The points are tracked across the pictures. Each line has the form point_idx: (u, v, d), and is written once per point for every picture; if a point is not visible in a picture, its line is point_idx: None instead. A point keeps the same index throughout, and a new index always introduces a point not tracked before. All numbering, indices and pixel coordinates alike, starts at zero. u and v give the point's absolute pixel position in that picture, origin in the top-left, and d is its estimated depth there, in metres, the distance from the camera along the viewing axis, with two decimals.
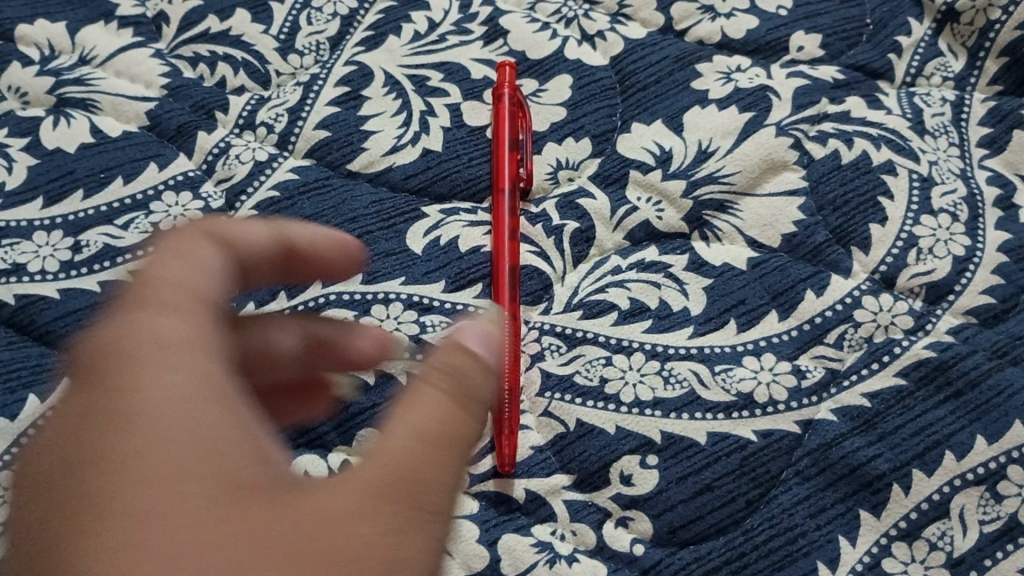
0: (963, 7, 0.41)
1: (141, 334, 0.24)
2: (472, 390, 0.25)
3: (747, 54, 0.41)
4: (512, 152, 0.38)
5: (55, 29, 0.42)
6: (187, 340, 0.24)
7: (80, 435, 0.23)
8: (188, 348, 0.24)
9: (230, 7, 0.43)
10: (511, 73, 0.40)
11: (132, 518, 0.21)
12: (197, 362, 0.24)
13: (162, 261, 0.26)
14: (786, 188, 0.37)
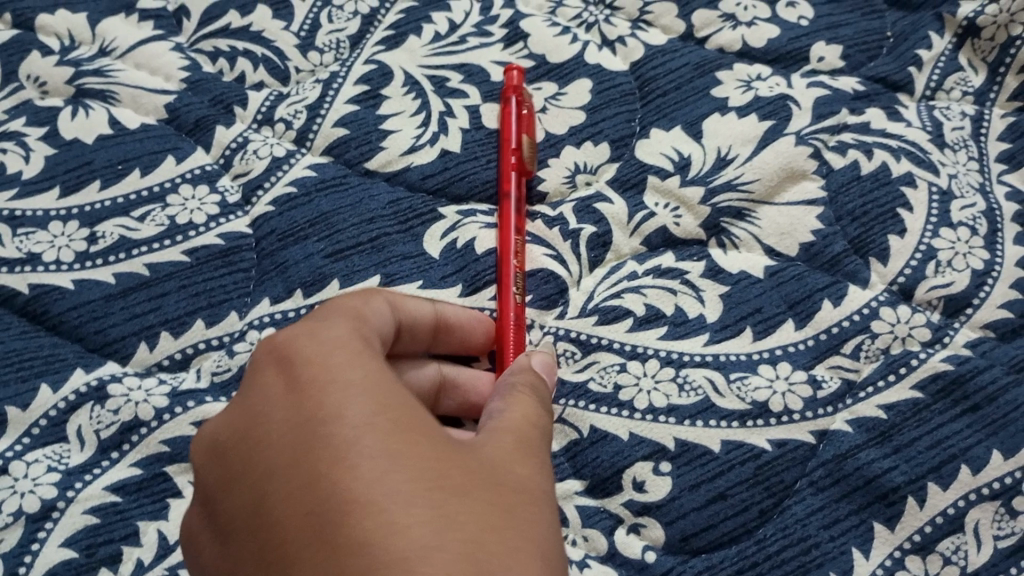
0: (985, 22, 0.41)
1: (312, 342, 0.28)
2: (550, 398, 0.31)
3: (768, 63, 0.41)
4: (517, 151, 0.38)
5: (75, 20, 0.42)
6: (353, 342, 0.28)
7: (298, 421, 0.25)
8: (353, 348, 0.27)
9: (251, 2, 0.43)
10: (518, 76, 0.39)
11: (367, 472, 0.24)
12: (374, 363, 0.27)
13: (334, 303, 0.30)
14: (804, 198, 0.37)
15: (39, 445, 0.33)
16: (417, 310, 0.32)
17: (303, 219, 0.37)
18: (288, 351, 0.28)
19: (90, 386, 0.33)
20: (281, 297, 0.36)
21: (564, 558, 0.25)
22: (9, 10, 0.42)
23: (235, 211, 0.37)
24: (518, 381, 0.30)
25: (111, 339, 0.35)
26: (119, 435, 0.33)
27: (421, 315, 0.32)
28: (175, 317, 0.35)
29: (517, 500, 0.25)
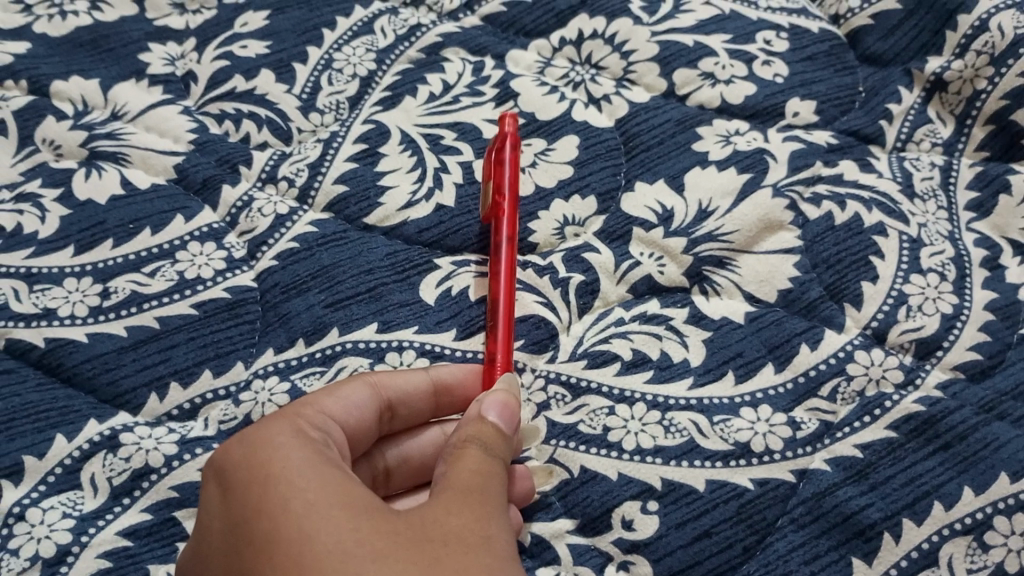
0: (952, 77, 0.43)
1: (246, 446, 0.30)
2: (498, 442, 0.31)
3: (745, 118, 0.43)
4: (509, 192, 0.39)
5: (88, 85, 0.44)
6: (288, 435, 0.30)
7: (239, 526, 0.28)
8: (288, 442, 0.30)
9: (255, 67, 0.45)
10: (509, 119, 0.41)
11: (299, 564, 0.27)
12: (314, 453, 0.30)
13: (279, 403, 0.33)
14: (782, 247, 0.39)
15: (54, 493, 0.34)
16: (408, 384, 0.34)
17: (306, 273, 0.39)
18: (226, 461, 0.30)
19: (103, 436, 0.35)
20: (284, 346, 0.37)
21: None
22: (25, 76, 0.45)
23: (240, 266, 0.39)
24: (462, 435, 0.31)
25: (122, 390, 0.36)
26: (130, 482, 0.34)
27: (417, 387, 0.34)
28: (185, 368, 0.37)
29: (444, 556, 0.27)
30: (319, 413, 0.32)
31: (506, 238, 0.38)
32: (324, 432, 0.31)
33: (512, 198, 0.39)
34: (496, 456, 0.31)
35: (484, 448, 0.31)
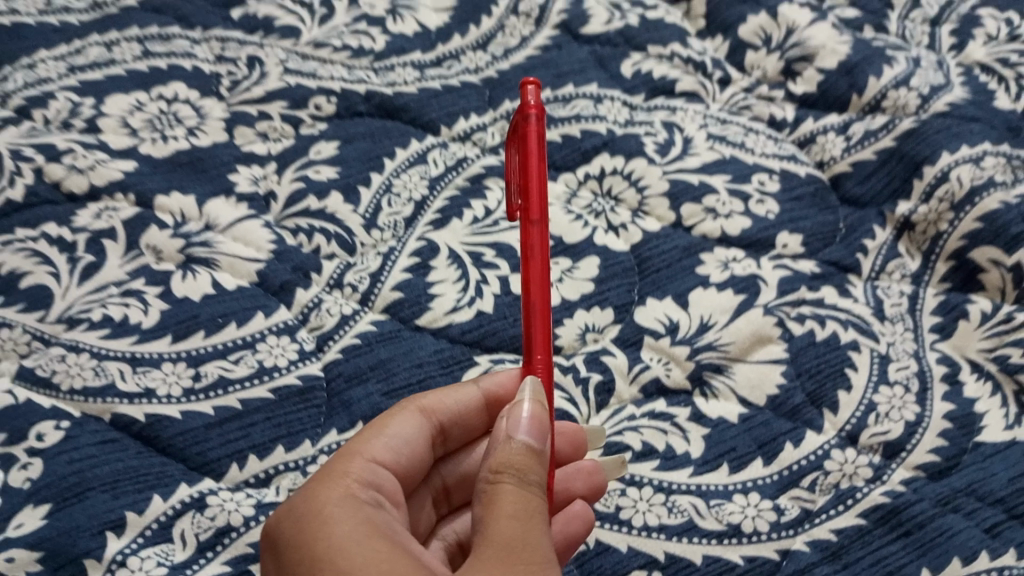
0: (918, 219, 0.50)
1: (296, 517, 0.35)
2: (531, 464, 0.36)
3: (742, 247, 0.50)
4: (538, 179, 0.40)
5: (186, 200, 0.52)
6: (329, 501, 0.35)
7: None
8: (329, 510, 0.35)
9: (326, 189, 0.53)
10: (533, 96, 0.40)
11: None
12: (358, 520, 0.35)
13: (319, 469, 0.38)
14: (770, 358, 0.46)
15: (150, 544, 0.40)
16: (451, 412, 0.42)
17: (365, 366, 0.46)
18: (280, 530, 0.35)
19: (192, 497, 0.42)
20: (346, 428, 0.44)
21: None
22: (132, 190, 0.53)
23: (310, 356, 0.47)
24: (496, 460, 0.36)
25: (208, 459, 0.43)
26: (214, 537, 0.41)
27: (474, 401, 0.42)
28: (262, 443, 0.43)
29: None
30: (367, 466, 0.38)
31: (535, 226, 0.39)
32: (363, 492, 0.37)
33: (545, 187, 0.40)
34: (531, 483, 0.35)
35: (520, 480, 0.35)
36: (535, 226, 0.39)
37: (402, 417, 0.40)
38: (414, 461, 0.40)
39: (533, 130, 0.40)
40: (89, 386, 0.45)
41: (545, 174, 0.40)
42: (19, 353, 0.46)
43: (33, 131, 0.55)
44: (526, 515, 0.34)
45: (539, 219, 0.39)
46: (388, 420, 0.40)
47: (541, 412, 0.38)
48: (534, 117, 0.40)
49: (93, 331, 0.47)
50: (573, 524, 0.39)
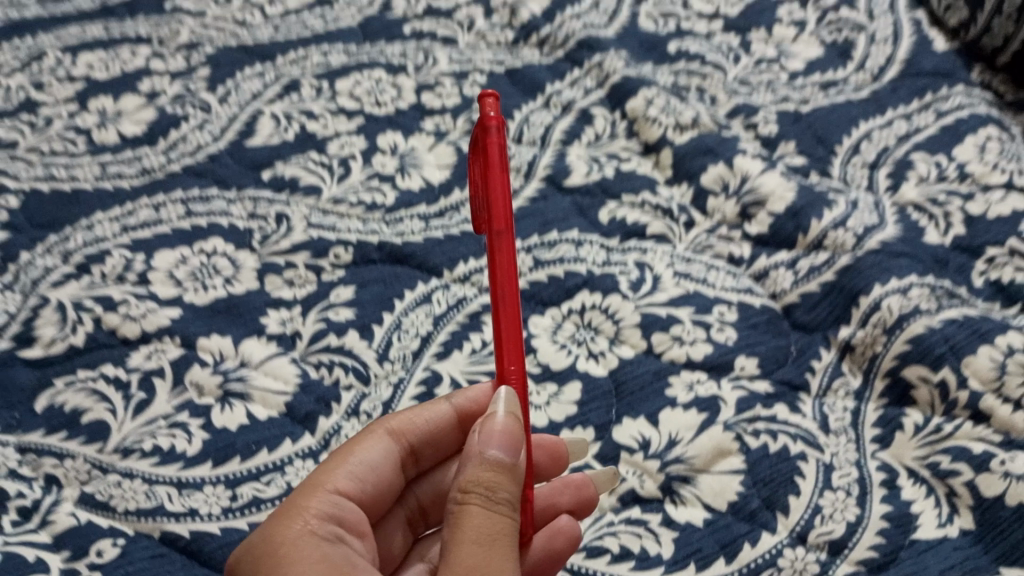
0: (857, 342, 0.58)
1: (273, 546, 0.44)
2: (499, 480, 0.43)
3: (706, 370, 0.58)
4: (501, 188, 0.47)
5: (223, 341, 0.61)
6: (294, 539, 0.44)
7: None
8: (292, 546, 0.44)
9: (344, 328, 0.62)
10: (491, 113, 0.47)
11: None
12: (316, 555, 0.44)
13: (295, 499, 0.47)
14: (730, 468, 0.53)
15: None
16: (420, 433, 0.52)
17: None
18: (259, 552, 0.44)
19: None
20: None
21: None
22: (178, 334, 0.61)
23: None
24: (467, 482, 0.43)
25: None
26: None
27: (439, 415, 0.53)
28: None
29: None
30: (323, 511, 0.46)
31: (501, 233, 0.46)
32: (324, 526, 0.46)
33: (507, 196, 0.46)
34: (501, 501, 0.43)
35: (488, 497, 0.43)
36: (501, 234, 0.46)
37: (369, 444, 0.50)
38: (374, 485, 0.50)
39: (494, 142, 0.47)
40: (141, 507, 0.53)
41: (507, 184, 0.47)
42: (80, 480, 0.54)
43: (92, 284, 0.64)
44: (495, 534, 0.42)
45: (503, 228, 0.46)
46: (358, 448, 0.50)
47: (512, 424, 0.45)
48: (494, 129, 0.47)
49: (145, 459, 0.54)
50: (556, 539, 0.49)
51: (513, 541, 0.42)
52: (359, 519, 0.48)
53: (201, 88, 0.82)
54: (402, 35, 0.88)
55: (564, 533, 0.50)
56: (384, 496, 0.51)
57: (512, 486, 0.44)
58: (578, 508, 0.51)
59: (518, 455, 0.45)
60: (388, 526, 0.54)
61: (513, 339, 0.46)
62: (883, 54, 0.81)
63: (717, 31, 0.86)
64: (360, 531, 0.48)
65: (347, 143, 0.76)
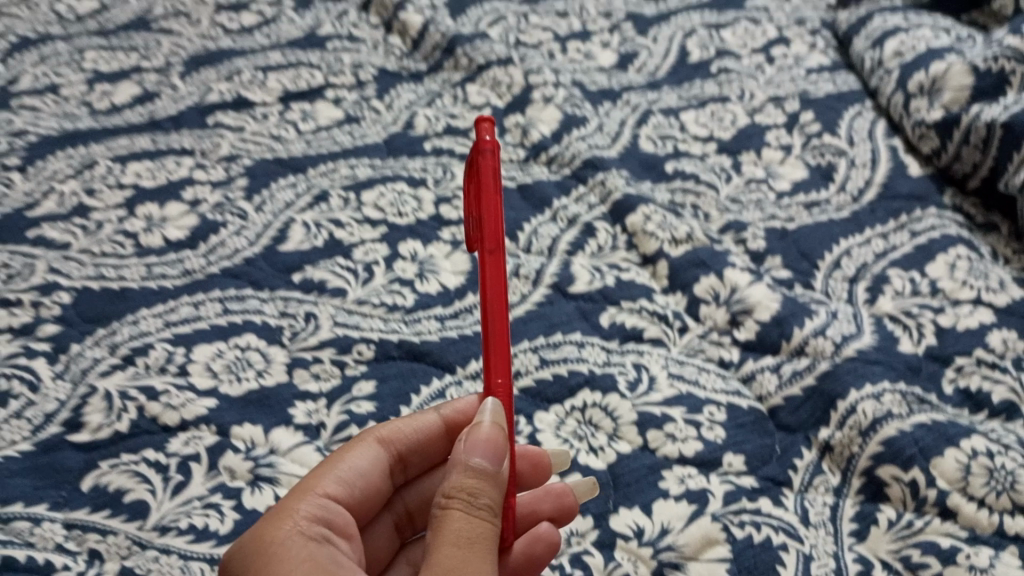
0: (836, 443, 0.64)
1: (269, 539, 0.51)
2: (480, 485, 0.51)
3: (697, 465, 0.63)
4: (493, 208, 0.54)
5: (255, 429, 0.67)
6: (288, 534, 0.52)
7: None
8: (287, 541, 0.51)
9: (365, 420, 0.69)
10: (490, 141, 0.54)
11: None
12: (307, 549, 0.51)
13: (293, 502, 0.54)
14: (718, 556, 0.58)
15: None
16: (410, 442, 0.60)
17: None
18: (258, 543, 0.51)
19: None
20: None
21: None
22: (215, 421, 0.67)
23: None
24: (452, 487, 0.51)
25: None
26: None
27: (425, 426, 0.61)
28: None
29: None
30: (313, 511, 0.54)
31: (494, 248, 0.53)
32: (315, 526, 0.53)
33: (500, 215, 0.53)
34: (481, 505, 0.50)
35: (469, 500, 0.50)
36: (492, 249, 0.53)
37: (361, 454, 0.58)
38: (362, 489, 0.58)
39: (488, 164, 0.54)
40: None
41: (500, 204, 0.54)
42: (121, 555, 0.59)
43: (136, 375, 0.71)
44: (475, 536, 0.49)
45: (495, 245, 0.53)
46: (352, 457, 0.58)
47: (495, 435, 0.53)
48: (490, 155, 0.54)
49: (181, 536, 0.60)
50: (536, 544, 0.56)
51: (490, 542, 0.49)
52: (347, 520, 0.56)
53: (239, 196, 0.90)
54: (423, 151, 0.97)
55: (545, 539, 0.57)
56: (371, 500, 0.59)
57: (492, 491, 0.51)
58: (558, 515, 0.59)
59: (499, 462, 0.52)
60: (375, 528, 0.62)
61: (499, 343, 0.54)
62: (862, 178, 0.89)
63: (711, 154, 0.94)
64: (348, 531, 0.55)
65: (371, 249, 0.83)
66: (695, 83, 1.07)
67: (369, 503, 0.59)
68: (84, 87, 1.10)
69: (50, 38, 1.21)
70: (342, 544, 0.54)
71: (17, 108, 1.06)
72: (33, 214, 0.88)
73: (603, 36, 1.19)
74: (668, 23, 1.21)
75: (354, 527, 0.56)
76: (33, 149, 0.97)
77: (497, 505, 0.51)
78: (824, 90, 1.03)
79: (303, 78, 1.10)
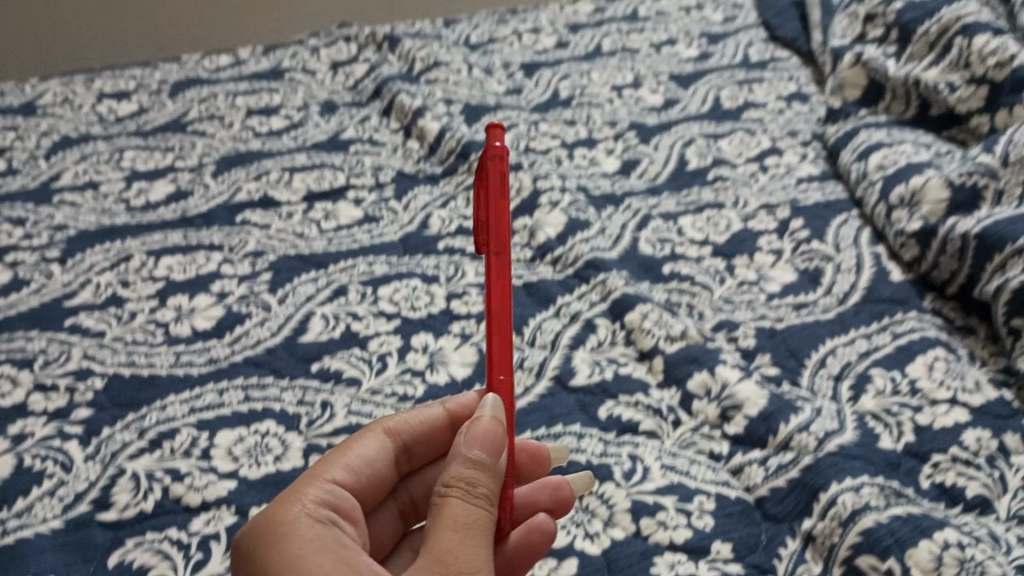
0: (818, 532, 0.67)
1: (278, 517, 0.55)
2: (478, 477, 0.54)
3: (687, 552, 0.68)
4: (500, 211, 0.60)
5: None
6: (296, 514, 0.55)
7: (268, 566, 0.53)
8: (295, 520, 0.55)
9: None
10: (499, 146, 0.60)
11: None
12: (313, 529, 0.55)
13: (303, 486, 0.58)
14: None
15: None
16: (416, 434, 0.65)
17: None
18: (269, 520, 0.55)
19: None
20: None
21: None
22: (235, 502, 0.72)
23: None
24: (451, 477, 0.54)
25: None
26: None
27: (432, 420, 0.66)
28: None
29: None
30: (321, 495, 0.58)
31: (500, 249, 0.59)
32: (321, 509, 0.57)
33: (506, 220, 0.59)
34: (478, 494, 0.54)
35: (467, 490, 0.54)
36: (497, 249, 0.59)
37: (370, 444, 0.63)
38: (369, 476, 0.62)
39: (494, 168, 0.60)
40: None
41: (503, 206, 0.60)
42: None
43: (162, 456, 0.75)
44: (470, 522, 0.52)
45: (500, 247, 0.59)
46: (361, 447, 0.63)
47: (494, 430, 0.57)
48: (501, 160, 0.60)
49: None
50: (534, 530, 0.63)
51: (485, 529, 0.53)
52: (352, 506, 0.60)
53: (263, 289, 0.96)
54: (436, 250, 1.03)
55: (541, 527, 0.64)
56: (376, 487, 0.63)
57: (489, 481, 0.55)
58: (555, 507, 0.66)
59: (497, 455, 0.56)
60: (380, 514, 0.66)
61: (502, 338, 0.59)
62: (847, 283, 0.95)
63: (706, 257, 1.01)
64: (354, 516, 0.59)
65: (385, 341, 0.89)
66: (693, 190, 1.14)
67: (374, 489, 0.63)
68: (122, 184, 1.18)
69: (92, 138, 1.30)
70: (348, 527, 0.58)
71: (59, 204, 1.14)
72: (70, 303, 0.95)
73: (608, 144, 1.27)
74: (669, 133, 1.29)
75: (360, 513, 0.60)
76: (73, 243, 1.05)
77: (494, 495, 0.55)
78: (813, 199, 1.10)
79: (326, 180, 1.18)
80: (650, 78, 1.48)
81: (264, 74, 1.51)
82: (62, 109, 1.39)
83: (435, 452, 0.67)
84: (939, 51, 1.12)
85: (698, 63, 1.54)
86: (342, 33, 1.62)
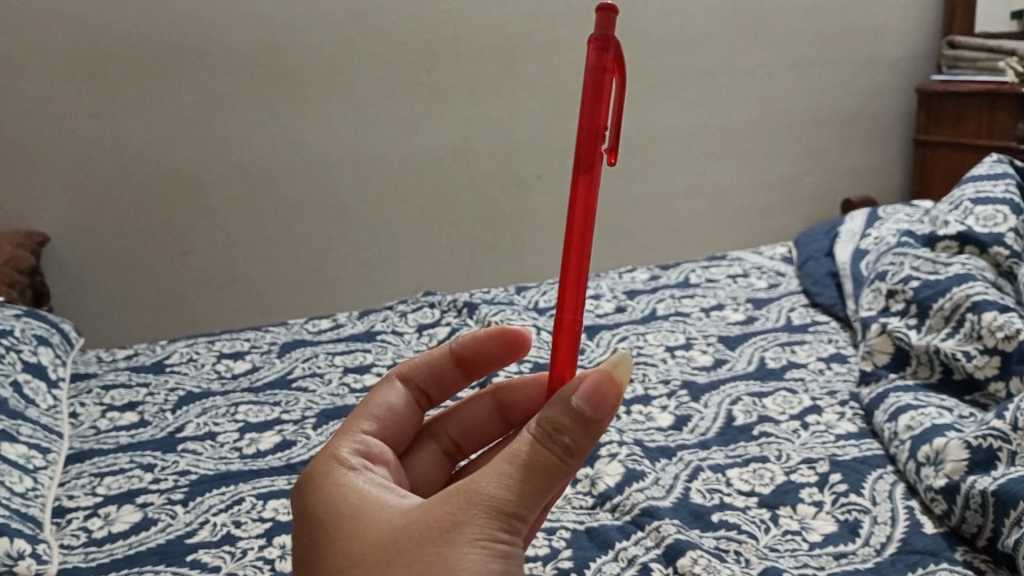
0: None
1: (317, 467, 0.69)
2: (571, 428, 0.61)
3: None
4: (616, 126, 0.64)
5: None
6: (329, 464, 0.69)
7: (305, 504, 0.67)
8: (329, 468, 0.69)
9: None
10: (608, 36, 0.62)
11: (332, 509, 0.64)
12: (339, 473, 0.68)
13: (337, 443, 0.72)
14: None
15: None
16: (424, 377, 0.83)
17: None
18: (310, 471, 0.69)
19: None
20: None
21: (498, 512, 0.59)
22: None
23: None
24: (547, 419, 0.62)
25: None
26: None
27: (437, 364, 0.84)
28: None
29: (447, 500, 0.60)
30: (354, 447, 0.72)
31: (590, 165, 0.64)
32: (352, 458, 0.70)
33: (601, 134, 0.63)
34: (559, 442, 0.61)
35: (549, 433, 0.61)
36: (588, 165, 0.64)
37: (387, 396, 0.80)
38: (392, 423, 0.79)
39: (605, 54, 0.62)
40: None
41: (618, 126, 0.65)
42: None
43: None
44: (534, 462, 0.60)
45: (589, 161, 0.64)
46: (377, 400, 0.79)
47: (589, 380, 0.63)
48: (608, 50, 0.62)
49: None
50: None
51: (550, 463, 0.60)
52: (381, 449, 0.74)
53: None
54: None
55: None
56: (400, 425, 0.80)
57: (577, 433, 0.62)
58: None
59: (599, 412, 0.62)
60: (424, 455, 0.83)
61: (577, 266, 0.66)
62: (883, 533, 1.04)
63: (752, 506, 1.11)
64: (381, 459, 0.73)
65: None
66: (739, 444, 1.26)
67: (399, 428, 0.79)
68: (235, 435, 1.36)
69: (212, 394, 1.50)
70: (381, 469, 0.72)
71: (182, 452, 1.32)
72: (190, 541, 1.09)
73: (662, 400, 1.42)
74: (718, 391, 1.44)
75: (388, 453, 0.74)
76: (194, 487, 1.21)
77: (580, 446, 0.62)
78: (851, 455, 1.20)
79: None
80: (699, 340, 1.65)
81: (359, 336, 1.72)
82: (187, 367, 1.62)
83: (448, 389, 0.85)
84: (953, 323, 1.28)
85: (744, 325, 1.71)
86: (427, 300, 1.84)
